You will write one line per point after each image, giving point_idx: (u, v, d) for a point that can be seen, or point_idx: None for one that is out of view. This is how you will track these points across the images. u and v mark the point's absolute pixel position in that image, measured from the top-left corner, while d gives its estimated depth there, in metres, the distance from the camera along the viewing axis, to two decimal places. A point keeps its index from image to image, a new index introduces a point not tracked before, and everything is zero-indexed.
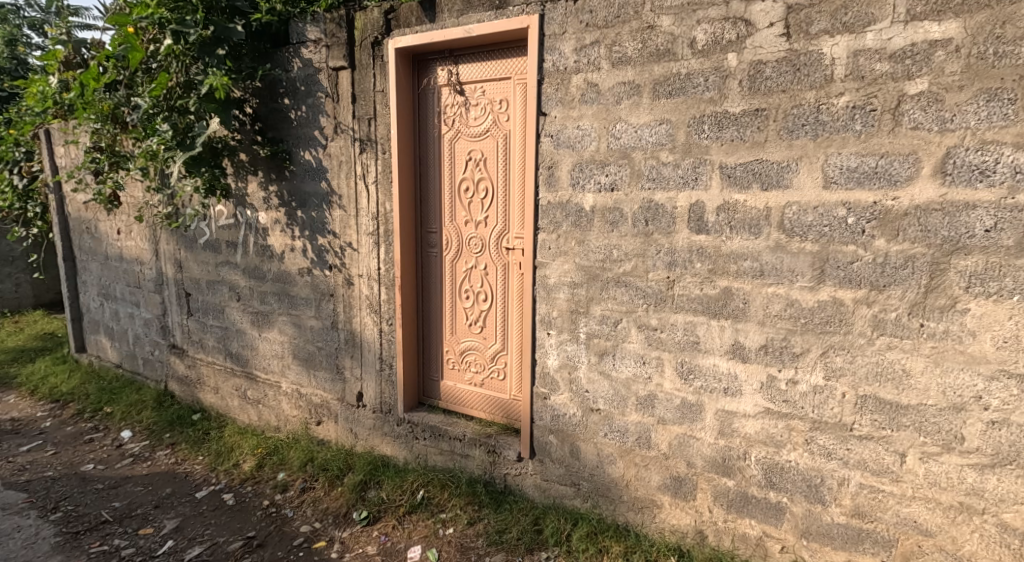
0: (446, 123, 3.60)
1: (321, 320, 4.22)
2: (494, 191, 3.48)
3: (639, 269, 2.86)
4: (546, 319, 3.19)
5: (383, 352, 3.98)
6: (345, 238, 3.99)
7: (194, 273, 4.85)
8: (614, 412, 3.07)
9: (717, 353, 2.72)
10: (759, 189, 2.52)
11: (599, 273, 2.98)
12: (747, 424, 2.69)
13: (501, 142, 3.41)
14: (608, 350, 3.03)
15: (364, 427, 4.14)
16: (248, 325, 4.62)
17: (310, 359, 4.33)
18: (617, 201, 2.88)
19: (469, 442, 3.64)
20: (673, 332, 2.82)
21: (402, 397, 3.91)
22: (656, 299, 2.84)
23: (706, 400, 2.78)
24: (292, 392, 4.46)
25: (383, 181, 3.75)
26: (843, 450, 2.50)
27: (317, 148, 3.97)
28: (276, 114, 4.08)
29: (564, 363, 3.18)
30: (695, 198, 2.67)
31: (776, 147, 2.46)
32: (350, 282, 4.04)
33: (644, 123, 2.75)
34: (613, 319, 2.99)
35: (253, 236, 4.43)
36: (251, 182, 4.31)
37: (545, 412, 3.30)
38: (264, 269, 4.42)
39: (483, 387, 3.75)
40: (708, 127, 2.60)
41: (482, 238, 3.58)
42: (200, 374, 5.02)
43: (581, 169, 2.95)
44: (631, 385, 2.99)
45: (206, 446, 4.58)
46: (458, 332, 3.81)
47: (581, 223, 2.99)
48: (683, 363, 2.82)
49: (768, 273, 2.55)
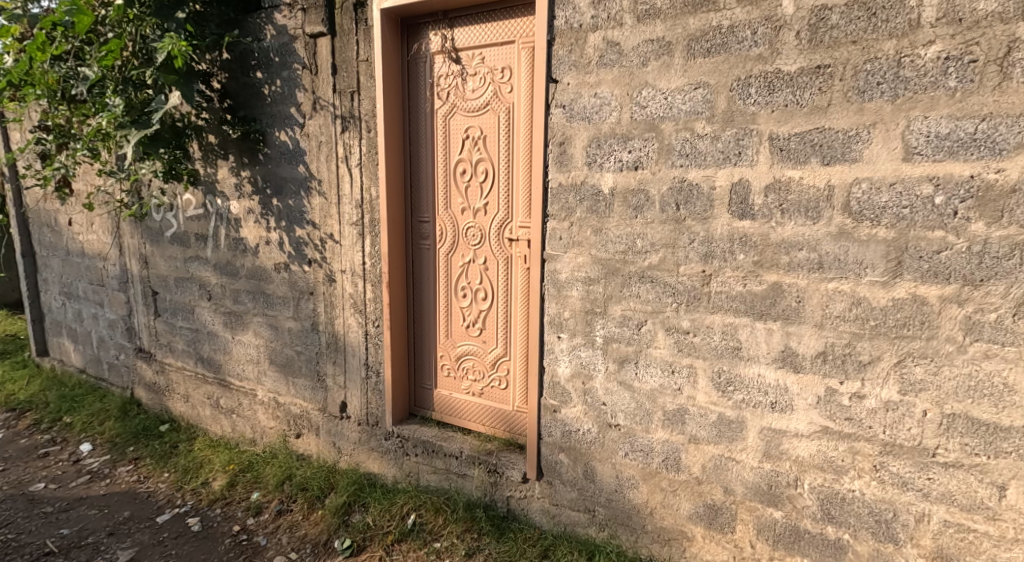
0: (439, 96, 3.16)
1: (300, 322, 3.77)
2: (495, 174, 3.05)
3: (669, 261, 2.43)
4: (556, 320, 2.75)
5: (370, 357, 3.54)
6: (326, 229, 3.54)
7: (161, 269, 4.39)
8: (637, 429, 2.64)
9: (763, 361, 2.30)
10: (819, 163, 2.09)
11: (619, 267, 2.55)
12: (799, 445, 2.27)
13: (504, 117, 2.98)
14: (629, 356, 2.60)
15: (348, 441, 3.70)
16: (220, 327, 4.16)
17: (288, 365, 3.88)
18: (644, 182, 2.44)
19: (467, 460, 3.21)
20: (709, 336, 2.40)
21: (390, 407, 3.48)
22: (689, 297, 2.42)
23: (749, 416, 2.36)
24: (269, 402, 4.01)
25: (368, 165, 3.30)
26: (922, 481, 2.07)
27: (294, 127, 3.51)
28: (249, 89, 3.61)
29: (577, 371, 2.75)
30: (738, 175, 2.24)
31: (842, 114, 2.03)
32: (331, 279, 3.59)
33: (676, 88, 2.32)
34: (636, 320, 2.56)
35: (225, 228, 3.97)
36: (221, 166, 3.84)
37: (555, 427, 2.87)
38: (237, 264, 3.97)
39: (482, 397, 3.32)
40: (756, 91, 2.16)
41: (481, 228, 3.15)
42: (170, 381, 4.55)
43: (599, 145, 2.51)
44: (658, 398, 2.56)
45: (172, 461, 4.12)
46: (454, 335, 3.37)
47: (598, 209, 2.56)
48: (720, 373, 2.40)
49: (828, 266, 2.12)
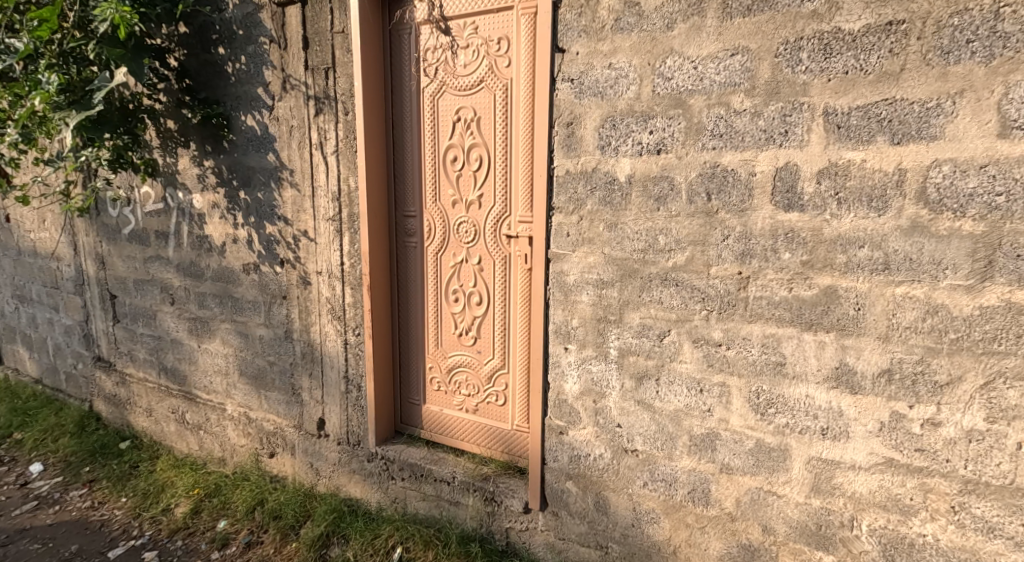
0: (426, 72, 2.77)
1: (271, 329, 3.37)
2: (491, 162, 2.68)
3: (697, 261, 2.07)
4: (563, 330, 2.38)
5: (350, 369, 3.16)
6: (300, 226, 3.15)
7: (119, 271, 3.98)
8: (658, 456, 2.28)
9: (812, 380, 1.95)
10: (886, 142, 1.74)
11: (638, 269, 2.18)
12: (855, 480, 1.92)
13: (500, 95, 2.61)
14: (649, 372, 2.24)
15: (327, 462, 3.32)
16: (185, 334, 3.76)
17: (260, 377, 3.49)
18: (668, 168, 2.08)
19: (460, 486, 2.85)
20: (746, 350, 2.05)
21: (374, 426, 3.11)
22: (721, 303, 2.06)
23: (794, 444, 2.01)
24: (239, 417, 3.62)
25: (345, 152, 2.91)
26: (1014, 526, 1.74)
27: (261, 110, 3.10)
28: (210, 67, 3.19)
29: (588, 388, 2.37)
30: (784, 158, 1.89)
31: (917, 81, 1.69)
32: (306, 282, 3.20)
33: (709, 55, 1.95)
34: (657, 330, 2.19)
35: (187, 224, 3.56)
36: (182, 155, 3.43)
37: (561, 452, 2.50)
38: (202, 265, 3.57)
39: (477, 414, 2.97)
40: (808, 56, 1.81)
41: (475, 223, 2.79)
42: (131, 394, 4.14)
43: (614, 125, 2.14)
44: (683, 421, 2.20)
45: (131, 484, 3.72)
46: (445, 344, 3.00)
47: (612, 200, 2.18)
48: (759, 393, 2.05)
49: (895, 266, 1.78)
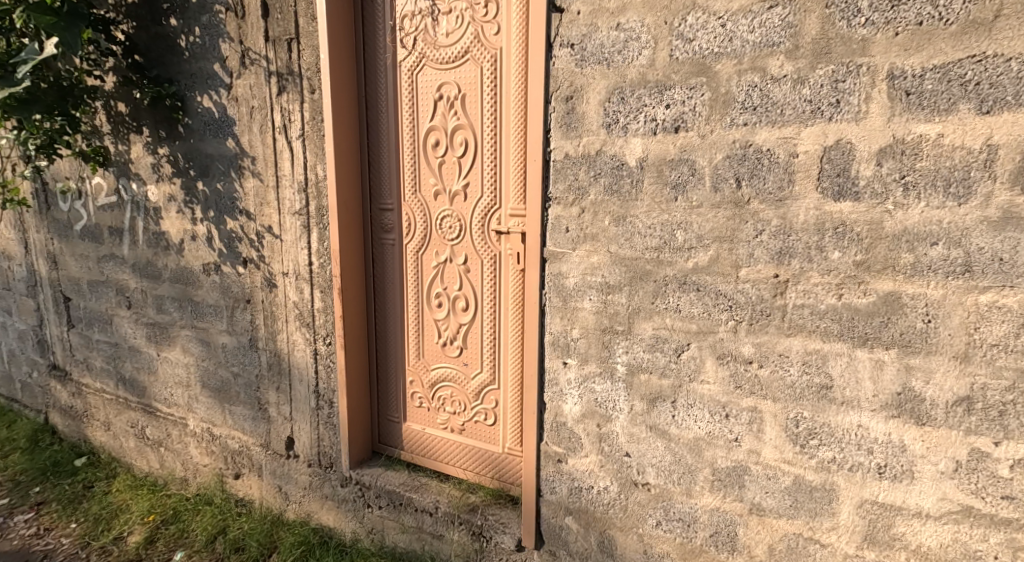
0: (403, 43, 2.41)
1: (234, 337, 3.01)
2: (478, 146, 2.32)
3: (724, 262, 1.72)
4: (562, 341, 2.02)
5: (321, 384, 2.80)
6: (263, 221, 2.78)
7: (72, 271, 3.61)
8: (674, 492, 1.92)
9: (866, 408, 1.60)
10: (973, 110, 1.40)
11: (651, 271, 1.82)
12: (921, 531, 1.58)
13: (488, 69, 2.25)
14: (663, 393, 1.88)
15: (297, 485, 2.96)
16: (143, 341, 3.39)
17: (223, 390, 3.12)
18: (688, 149, 1.72)
19: (444, 518, 2.50)
20: (783, 369, 1.69)
21: (348, 448, 2.75)
22: (753, 313, 1.70)
23: (842, 484, 1.66)
24: (202, 434, 3.26)
25: (312, 137, 2.55)
26: None
27: (218, 89, 2.73)
28: (162, 42, 2.82)
29: (590, 410, 2.02)
30: (835, 135, 1.53)
31: (1016, 30, 1.35)
32: (271, 284, 2.83)
33: (739, 9, 1.59)
34: (674, 344, 1.83)
35: (142, 220, 3.19)
36: (134, 142, 3.06)
37: (559, 483, 2.14)
38: (159, 265, 3.20)
39: (464, 434, 2.62)
40: (869, 5, 1.45)
41: (460, 217, 2.43)
42: (88, 406, 3.77)
43: (623, 98, 1.78)
44: (705, 452, 1.84)
45: (82, 508, 3.35)
46: (427, 355, 2.64)
47: (620, 188, 1.82)
48: (799, 421, 1.69)
49: (980, 270, 1.44)
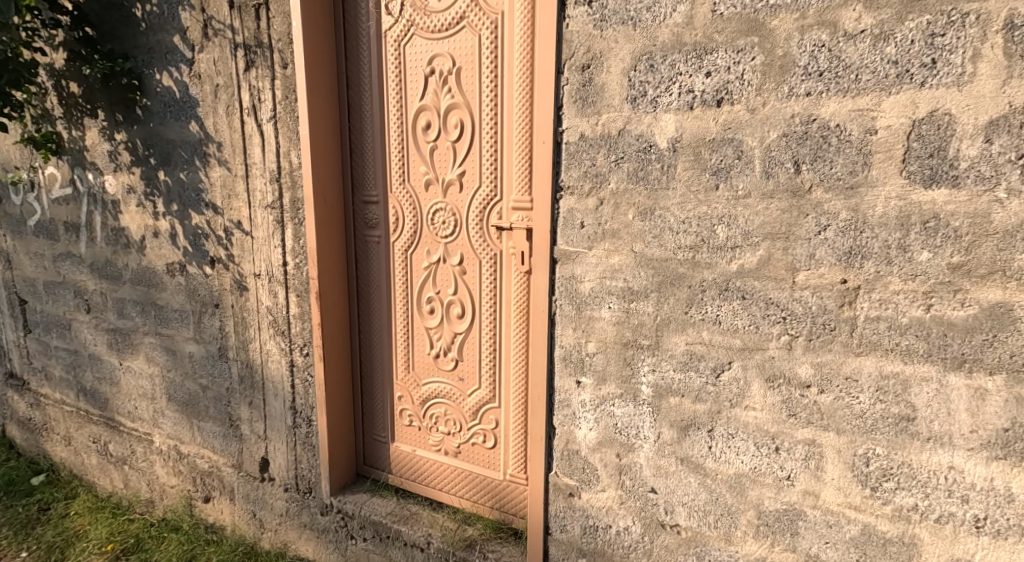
0: (388, 9, 2.08)
1: (202, 346, 2.68)
2: (475, 128, 2.00)
3: (776, 263, 1.40)
4: (575, 357, 1.70)
5: (298, 399, 2.47)
6: (232, 215, 2.45)
7: (27, 271, 3.26)
8: (709, 537, 1.60)
9: (961, 446, 1.30)
10: None
11: (686, 274, 1.50)
12: None
13: (487, 37, 1.93)
14: (698, 421, 1.56)
15: (272, 511, 2.64)
16: (103, 349, 3.06)
17: (191, 404, 2.80)
18: (734, 127, 1.40)
19: (437, 554, 2.19)
20: (851, 396, 1.38)
21: (328, 472, 2.42)
22: (813, 326, 1.39)
23: (926, 537, 1.36)
24: (168, 452, 2.93)
25: (285, 119, 2.22)
26: None
27: (179, 65, 2.40)
28: (116, 11, 2.49)
29: (609, 439, 1.70)
30: (929, 105, 1.23)
31: None
32: (241, 286, 2.50)
33: None
34: (713, 364, 1.51)
35: (100, 214, 2.86)
36: (89, 126, 2.72)
37: (571, 522, 1.81)
38: (119, 265, 2.86)
39: (460, 458, 2.30)
40: None
41: (454, 210, 2.11)
42: (47, 418, 3.43)
43: (654, 64, 1.46)
44: (749, 492, 1.53)
45: (34, 533, 3.02)
46: (416, 369, 2.32)
47: (648, 174, 1.50)
48: (870, 460, 1.38)
49: None
